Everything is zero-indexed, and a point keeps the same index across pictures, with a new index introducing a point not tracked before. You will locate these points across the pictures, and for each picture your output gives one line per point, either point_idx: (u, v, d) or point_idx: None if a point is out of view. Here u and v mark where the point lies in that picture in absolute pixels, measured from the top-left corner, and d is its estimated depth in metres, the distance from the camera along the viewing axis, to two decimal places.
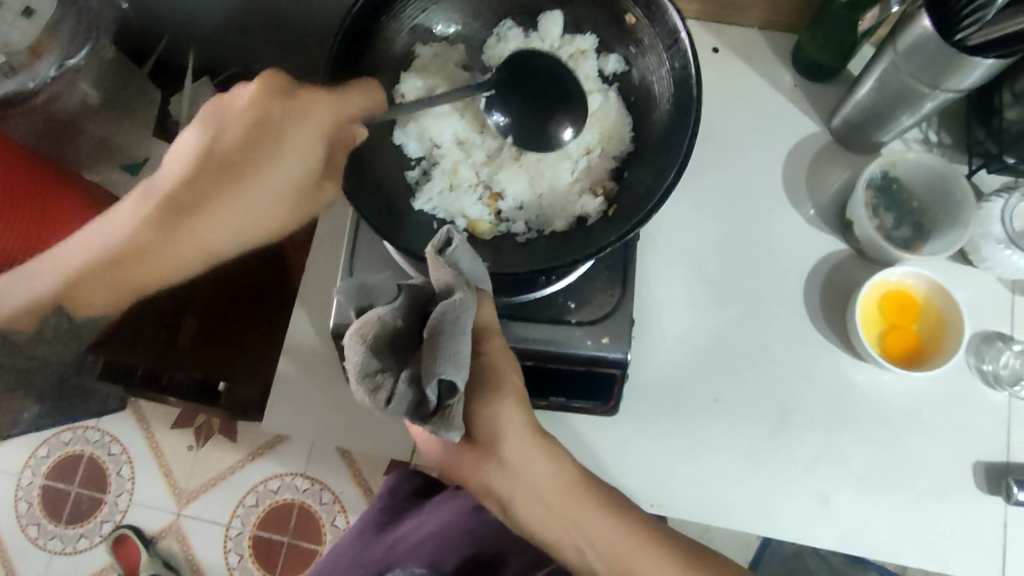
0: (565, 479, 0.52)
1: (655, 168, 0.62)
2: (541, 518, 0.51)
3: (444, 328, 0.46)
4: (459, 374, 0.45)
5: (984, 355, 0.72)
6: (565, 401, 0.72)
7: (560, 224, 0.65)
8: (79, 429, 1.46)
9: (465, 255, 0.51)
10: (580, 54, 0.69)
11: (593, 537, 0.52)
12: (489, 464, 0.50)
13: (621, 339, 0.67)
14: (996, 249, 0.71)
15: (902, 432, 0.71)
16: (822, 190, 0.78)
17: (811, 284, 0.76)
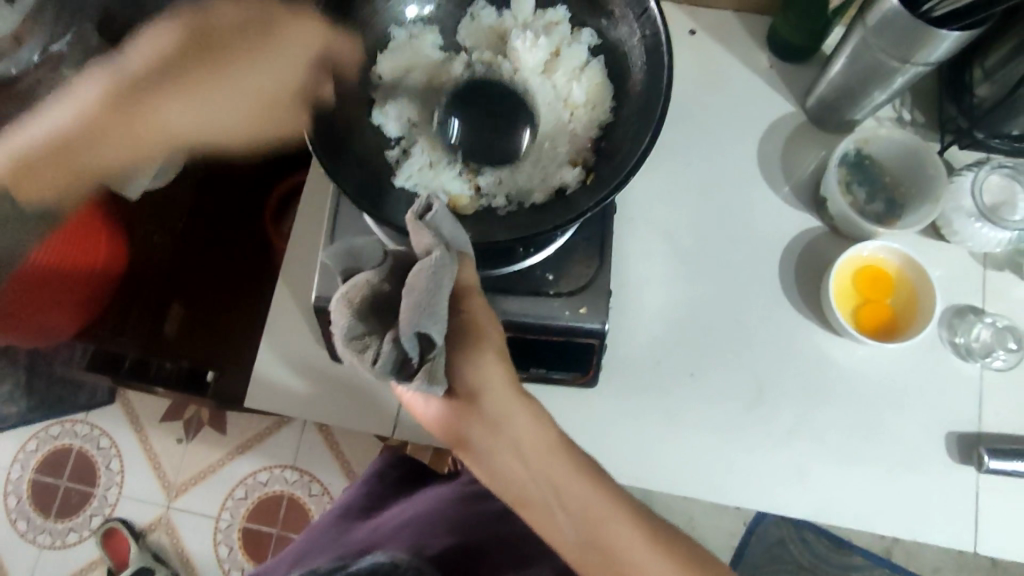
0: (546, 437, 0.53)
1: (632, 132, 0.63)
2: (523, 476, 0.52)
3: (423, 286, 0.48)
4: (435, 328, 0.47)
5: (957, 329, 0.74)
6: (545, 372, 0.73)
7: (539, 195, 0.65)
8: (67, 423, 1.46)
9: (447, 220, 0.52)
10: (553, 26, 0.71)
11: (569, 500, 0.52)
12: (472, 417, 0.52)
13: (598, 309, 0.68)
14: (966, 223, 0.72)
15: (878, 405, 0.73)
16: (798, 169, 0.79)
17: (787, 261, 0.77)
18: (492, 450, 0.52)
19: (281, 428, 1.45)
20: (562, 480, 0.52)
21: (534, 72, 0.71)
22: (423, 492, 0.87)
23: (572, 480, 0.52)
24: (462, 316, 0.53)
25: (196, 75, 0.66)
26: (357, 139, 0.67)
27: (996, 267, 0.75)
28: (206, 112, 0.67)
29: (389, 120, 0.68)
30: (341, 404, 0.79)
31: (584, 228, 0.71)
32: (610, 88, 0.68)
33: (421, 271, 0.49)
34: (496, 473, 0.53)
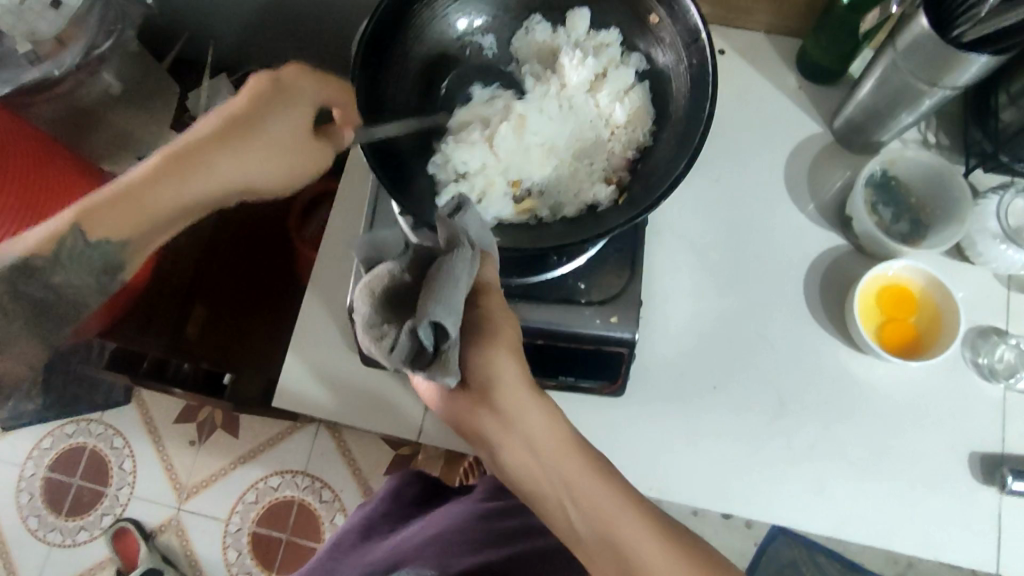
0: (560, 435, 0.55)
1: (668, 156, 0.64)
2: (534, 470, 0.54)
3: (444, 275, 0.51)
4: (451, 319, 0.49)
5: (980, 349, 0.74)
6: (574, 380, 0.74)
7: (571, 209, 0.67)
8: (83, 421, 1.47)
9: (472, 219, 0.56)
10: (603, 48, 0.72)
11: (590, 500, 0.53)
12: (485, 411, 0.54)
13: (629, 319, 0.69)
14: (993, 245, 0.73)
15: (901, 422, 0.73)
16: (823, 187, 0.81)
17: (811, 278, 0.78)
18: (504, 445, 0.55)
19: (295, 434, 1.46)
20: (575, 476, 0.54)
21: (578, 89, 0.72)
22: (439, 509, 0.85)
23: (581, 476, 0.54)
24: (479, 311, 0.56)
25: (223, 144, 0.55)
26: (406, 149, 0.68)
27: (1020, 288, 0.76)
28: (249, 164, 0.56)
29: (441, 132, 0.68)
30: (364, 409, 0.79)
31: (615, 238, 0.73)
32: (651, 111, 0.69)
33: (444, 261, 0.52)
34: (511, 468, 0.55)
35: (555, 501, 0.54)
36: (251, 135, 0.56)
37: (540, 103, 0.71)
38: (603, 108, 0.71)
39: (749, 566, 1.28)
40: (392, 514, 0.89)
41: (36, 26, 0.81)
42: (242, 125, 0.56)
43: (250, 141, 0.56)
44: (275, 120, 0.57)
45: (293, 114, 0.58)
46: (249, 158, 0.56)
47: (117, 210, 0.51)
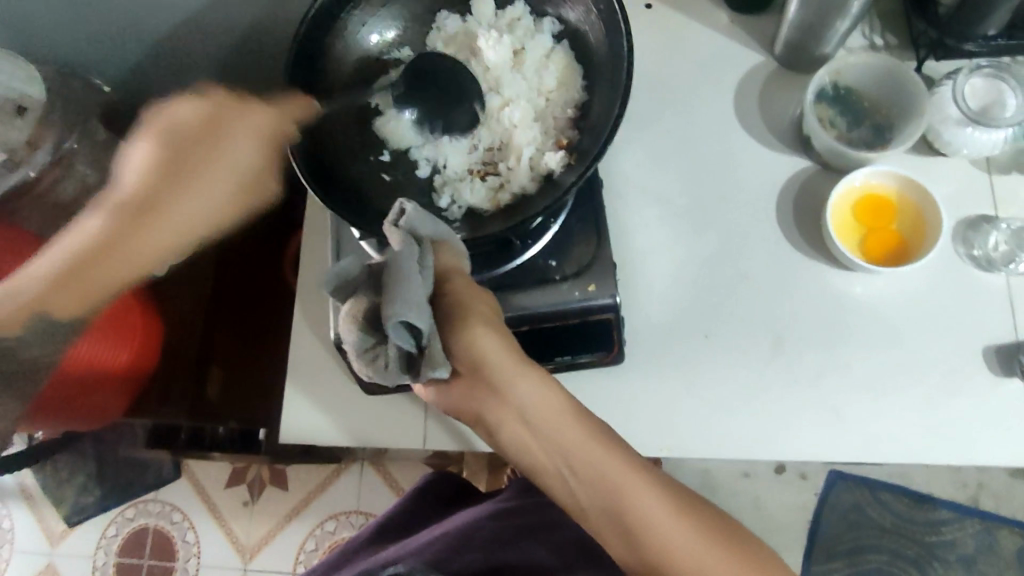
0: (560, 404, 0.55)
1: (605, 103, 0.64)
2: (534, 443, 0.55)
3: (396, 277, 0.49)
4: (421, 315, 0.48)
5: (973, 241, 0.72)
6: (571, 359, 0.71)
7: (529, 184, 0.66)
8: (141, 503, 1.49)
9: (423, 220, 0.53)
10: (515, 22, 0.72)
11: (588, 466, 0.54)
12: (479, 391, 0.56)
13: (606, 284, 0.68)
14: (958, 131, 0.71)
15: (905, 333, 0.71)
16: (779, 116, 0.79)
17: (781, 209, 0.76)
18: (501, 421, 0.56)
19: (340, 475, 1.47)
20: (573, 445, 0.54)
21: (504, 68, 0.71)
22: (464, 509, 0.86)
23: (582, 441, 0.54)
24: (444, 302, 0.56)
25: (159, 187, 0.60)
26: (365, 181, 0.68)
27: (1002, 170, 0.73)
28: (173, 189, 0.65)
29: (423, 153, 0.70)
30: (380, 431, 0.77)
31: (576, 209, 0.72)
32: (579, 70, 0.69)
33: (397, 270, 0.49)
34: (509, 441, 0.57)
35: (554, 472, 0.55)
36: (195, 172, 0.60)
37: None
38: (534, 76, 0.71)
39: (813, 517, 1.25)
40: (414, 512, 0.91)
41: (9, 137, 0.75)
42: (194, 155, 0.61)
43: (198, 178, 0.60)
44: (223, 144, 0.61)
45: (233, 141, 0.61)
46: (189, 194, 0.61)
47: (68, 281, 0.61)
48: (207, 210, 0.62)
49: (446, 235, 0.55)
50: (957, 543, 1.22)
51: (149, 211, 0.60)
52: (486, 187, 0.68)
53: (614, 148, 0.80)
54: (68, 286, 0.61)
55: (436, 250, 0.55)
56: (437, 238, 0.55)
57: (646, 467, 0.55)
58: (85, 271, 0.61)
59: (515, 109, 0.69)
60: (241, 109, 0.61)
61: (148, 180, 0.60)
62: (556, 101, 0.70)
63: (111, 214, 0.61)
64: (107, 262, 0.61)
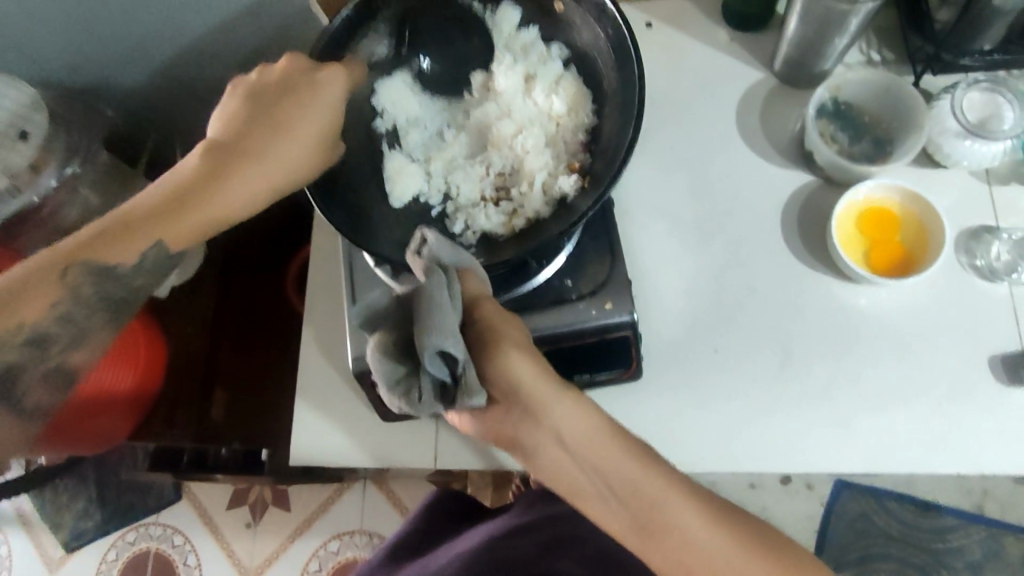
0: (594, 427, 0.55)
1: (617, 127, 0.64)
2: (573, 466, 0.55)
3: (428, 309, 0.49)
4: (456, 342, 0.49)
5: (975, 251, 0.73)
6: (590, 376, 0.72)
7: (543, 209, 0.66)
8: (141, 526, 1.48)
9: (443, 247, 0.53)
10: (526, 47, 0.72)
11: (630, 487, 0.53)
12: (515, 412, 0.56)
13: (623, 301, 0.69)
14: (958, 143, 0.72)
15: (912, 344, 0.72)
16: (780, 131, 0.80)
17: (786, 222, 0.77)
18: (536, 443, 0.56)
19: (344, 495, 1.46)
20: (611, 465, 0.54)
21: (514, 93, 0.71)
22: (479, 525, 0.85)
23: (619, 460, 0.54)
24: (476, 326, 0.56)
25: (243, 136, 0.57)
26: (378, 211, 0.69)
27: (1002, 181, 0.75)
28: (275, 162, 0.57)
29: (433, 180, 0.71)
30: (393, 450, 0.77)
31: (587, 228, 0.73)
32: (589, 95, 0.70)
33: (427, 297, 0.49)
34: (548, 465, 0.56)
35: (596, 493, 0.55)
36: (277, 127, 0.57)
37: (481, 120, 0.71)
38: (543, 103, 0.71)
39: (819, 528, 1.25)
40: (429, 531, 0.91)
41: (10, 161, 0.76)
42: (274, 118, 0.57)
43: (278, 135, 0.57)
44: (302, 112, 0.58)
45: (319, 101, 0.59)
46: (272, 166, 0.57)
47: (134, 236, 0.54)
48: (291, 162, 0.58)
49: (467, 262, 0.56)
50: (963, 550, 1.23)
51: (231, 159, 0.56)
52: (500, 212, 0.68)
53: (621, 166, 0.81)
54: (132, 236, 0.54)
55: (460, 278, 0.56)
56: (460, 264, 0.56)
57: (681, 479, 0.55)
58: (173, 216, 0.55)
59: (527, 136, 0.69)
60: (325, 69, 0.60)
61: (232, 131, 0.56)
62: (567, 126, 0.70)
63: (197, 162, 0.56)
64: (179, 216, 0.55)
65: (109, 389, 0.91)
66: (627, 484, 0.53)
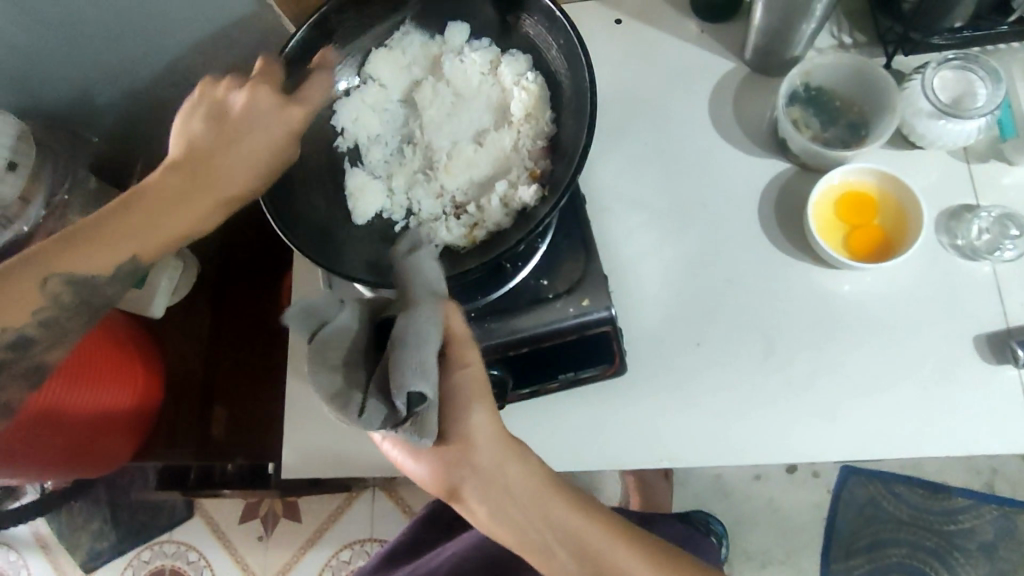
0: (540, 482, 0.55)
1: (572, 136, 0.65)
2: (522, 521, 0.54)
3: (411, 334, 0.49)
4: (431, 383, 0.48)
5: (955, 232, 0.72)
6: (574, 374, 0.72)
7: (503, 219, 0.67)
8: (156, 544, 1.49)
9: (430, 266, 0.55)
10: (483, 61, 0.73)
11: (585, 543, 0.54)
12: (463, 469, 0.55)
13: (599, 298, 0.68)
14: (932, 123, 0.71)
15: (896, 327, 0.71)
16: (754, 120, 0.79)
17: (764, 210, 0.76)
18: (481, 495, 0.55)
19: (353, 505, 1.47)
20: (560, 521, 0.54)
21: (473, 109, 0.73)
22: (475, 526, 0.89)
23: (571, 515, 0.55)
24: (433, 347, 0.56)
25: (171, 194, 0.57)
26: (343, 228, 0.70)
27: (980, 158, 0.74)
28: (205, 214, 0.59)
29: (397, 196, 0.72)
30: (385, 457, 0.78)
31: (560, 229, 0.73)
32: (549, 101, 0.70)
33: (413, 331, 0.50)
34: (494, 520, 0.55)
35: (546, 550, 0.54)
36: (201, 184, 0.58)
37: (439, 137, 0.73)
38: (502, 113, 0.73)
39: (828, 514, 1.27)
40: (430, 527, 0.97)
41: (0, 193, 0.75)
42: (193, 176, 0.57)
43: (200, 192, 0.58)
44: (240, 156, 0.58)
45: (264, 143, 0.59)
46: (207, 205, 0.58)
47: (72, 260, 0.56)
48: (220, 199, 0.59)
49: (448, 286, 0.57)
50: (975, 532, 1.22)
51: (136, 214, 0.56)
52: (462, 225, 0.69)
53: (596, 164, 0.80)
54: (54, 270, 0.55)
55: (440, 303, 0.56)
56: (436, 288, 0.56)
57: (634, 533, 0.57)
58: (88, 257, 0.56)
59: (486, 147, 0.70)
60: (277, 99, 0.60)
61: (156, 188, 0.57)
62: (523, 136, 0.70)
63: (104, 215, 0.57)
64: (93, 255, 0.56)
65: (110, 404, 0.89)
66: (579, 539, 0.54)
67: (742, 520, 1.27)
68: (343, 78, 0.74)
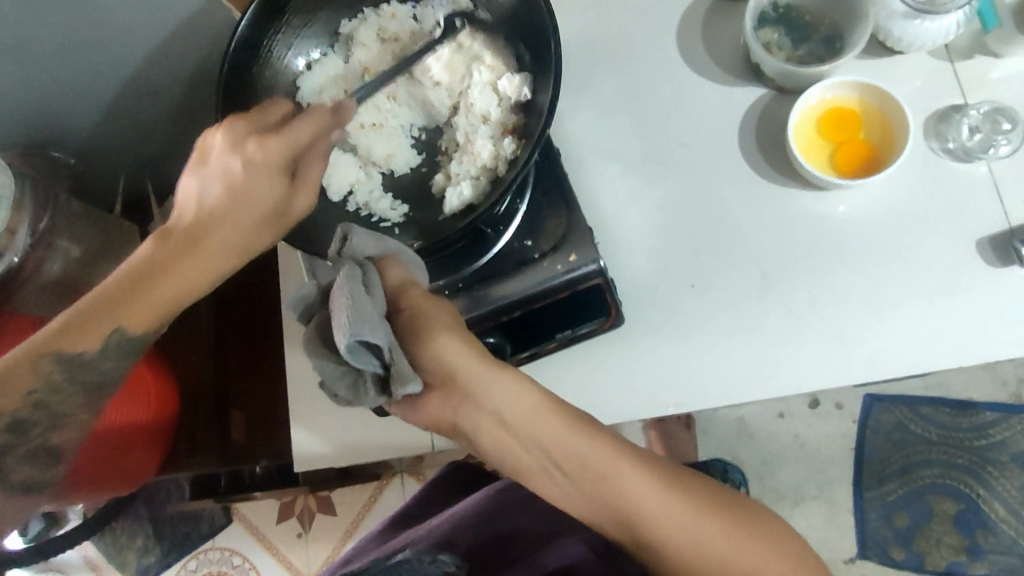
0: (533, 403, 0.54)
1: (538, 89, 0.65)
2: (516, 444, 0.54)
3: (342, 300, 0.49)
4: (374, 331, 0.48)
5: (946, 134, 0.70)
6: (571, 332, 0.70)
7: (481, 178, 0.66)
8: (201, 552, 1.52)
9: (365, 241, 0.55)
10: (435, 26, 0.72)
11: (578, 463, 0.53)
12: (452, 401, 0.55)
13: (587, 251, 0.67)
14: (908, 25, 0.68)
15: (896, 239, 0.69)
16: (725, 49, 0.76)
17: (746, 139, 0.74)
18: (478, 424, 0.55)
19: (385, 490, 1.48)
20: (557, 440, 0.53)
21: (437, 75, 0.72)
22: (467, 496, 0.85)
23: (563, 434, 0.53)
24: (405, 314, 0.56)
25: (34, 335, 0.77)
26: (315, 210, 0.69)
27: (964, 55, 0.71)
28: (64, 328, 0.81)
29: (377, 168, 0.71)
30: (400, 435, 0.78)
31: (537, 185, 0.72)
32: (510, 51, 0.68)
33: (341, 290, 0.49)
34: (491, 448, 0.55)
35: (541, 470, 0.54)
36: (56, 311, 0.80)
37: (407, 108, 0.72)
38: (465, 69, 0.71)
39: (855, 443, 1.25)
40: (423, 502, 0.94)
41: None
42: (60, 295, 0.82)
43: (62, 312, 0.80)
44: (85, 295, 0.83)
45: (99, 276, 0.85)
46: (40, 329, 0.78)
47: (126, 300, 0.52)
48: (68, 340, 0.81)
49: (390, 250, 0.56)
50: (1007, 443, 1.20)
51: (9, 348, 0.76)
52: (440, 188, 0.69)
53: (568, 117, 0.78)
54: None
55: (384, 266, 0.56)
56: (386, 253, 0.57)
57: (638, 450, 0.55)
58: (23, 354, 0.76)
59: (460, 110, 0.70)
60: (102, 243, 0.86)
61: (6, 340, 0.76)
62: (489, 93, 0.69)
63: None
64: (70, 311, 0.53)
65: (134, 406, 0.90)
66: (581, 457, 0.53)
67: (770, 460, 1.27)
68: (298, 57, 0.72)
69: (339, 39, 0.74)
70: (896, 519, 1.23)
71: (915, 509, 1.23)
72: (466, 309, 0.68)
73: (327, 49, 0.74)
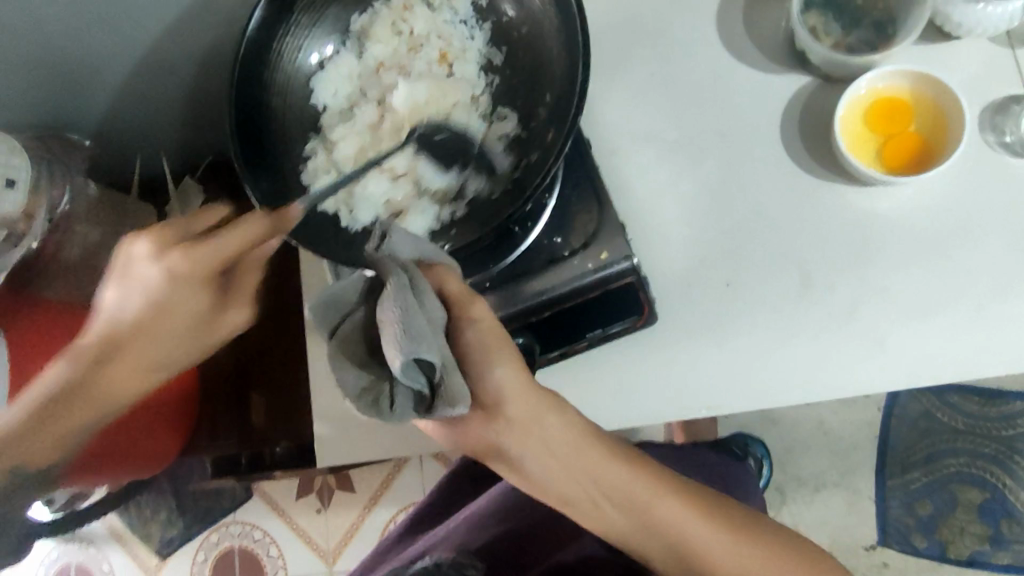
0: (577, 431, 0.55)
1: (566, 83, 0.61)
2: (562, 474, 0.55)
3: (392, 317, 0.46)
4: (430, 348, 0.46)
5: (1003, 127, 0.66)
6: (603, 331, 0.68)
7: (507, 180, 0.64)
8: (222, 527, 1.53)
9: (404, 240, 0.51)
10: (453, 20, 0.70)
11: (625, 495, 0.55)
12: (495, 424, 0.54)
13: (616, 247, 0.65)
14: (968, 9, 0.64)
15: (946, 240, 0.66)
16: (768, 32, 0.72)
17: (788, 129, 0.70)
18: (524, 455, 0.55)
19: (403, 470, 1.48)
20: (602, 473, 0.55)
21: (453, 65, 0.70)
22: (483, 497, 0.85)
23: (607, 467, 0.55)
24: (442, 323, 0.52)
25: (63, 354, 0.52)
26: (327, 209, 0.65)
27: None
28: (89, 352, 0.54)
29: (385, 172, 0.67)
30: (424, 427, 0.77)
31: (567, 178, 0.69)
32: (535, 47, 0.65)
33: (390, 304, 0.46)
34: (535, 472, 0.55)
35: (586, 497, 0.55)
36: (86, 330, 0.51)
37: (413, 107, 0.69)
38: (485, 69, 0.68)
39: (880, 431, 1.23)
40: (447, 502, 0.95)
41: None
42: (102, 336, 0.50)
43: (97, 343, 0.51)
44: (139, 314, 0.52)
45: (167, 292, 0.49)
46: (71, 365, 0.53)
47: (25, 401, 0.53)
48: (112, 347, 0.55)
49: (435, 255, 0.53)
50: None
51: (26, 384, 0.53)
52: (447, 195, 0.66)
53: (598, 104, 0.75)
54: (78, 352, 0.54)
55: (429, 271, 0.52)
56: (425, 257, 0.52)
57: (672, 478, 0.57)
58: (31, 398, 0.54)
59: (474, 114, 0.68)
60: (172, 254, 0.49)
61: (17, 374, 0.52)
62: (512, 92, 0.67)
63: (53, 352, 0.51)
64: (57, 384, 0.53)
65: (155, 394, 0.88)
66: (621, 488, 0.55)
67: (792, 446, 1.25)
68: (314, 51, 0.68)
69: (350, 35, 0.70)
70: (919, 508, 1.21)
71: (939, 498, 1.21)
72: (498, 307, 0.66)
73: (339, 44, 0.70)
